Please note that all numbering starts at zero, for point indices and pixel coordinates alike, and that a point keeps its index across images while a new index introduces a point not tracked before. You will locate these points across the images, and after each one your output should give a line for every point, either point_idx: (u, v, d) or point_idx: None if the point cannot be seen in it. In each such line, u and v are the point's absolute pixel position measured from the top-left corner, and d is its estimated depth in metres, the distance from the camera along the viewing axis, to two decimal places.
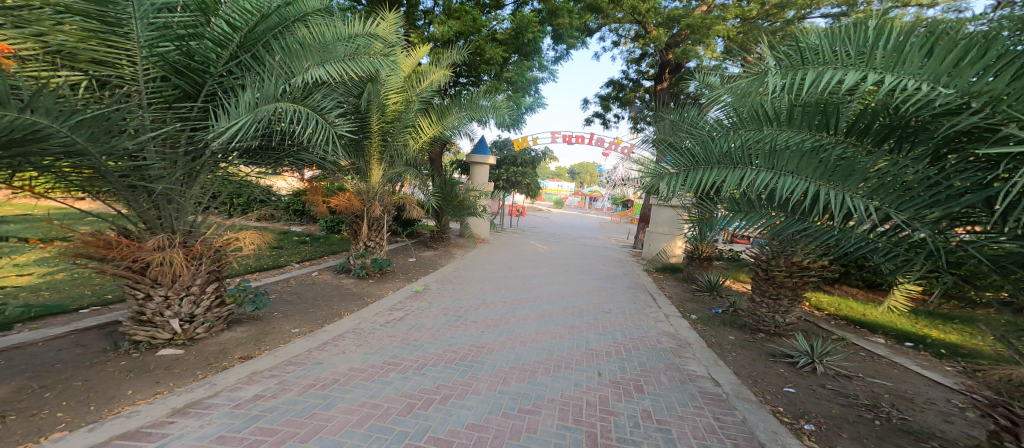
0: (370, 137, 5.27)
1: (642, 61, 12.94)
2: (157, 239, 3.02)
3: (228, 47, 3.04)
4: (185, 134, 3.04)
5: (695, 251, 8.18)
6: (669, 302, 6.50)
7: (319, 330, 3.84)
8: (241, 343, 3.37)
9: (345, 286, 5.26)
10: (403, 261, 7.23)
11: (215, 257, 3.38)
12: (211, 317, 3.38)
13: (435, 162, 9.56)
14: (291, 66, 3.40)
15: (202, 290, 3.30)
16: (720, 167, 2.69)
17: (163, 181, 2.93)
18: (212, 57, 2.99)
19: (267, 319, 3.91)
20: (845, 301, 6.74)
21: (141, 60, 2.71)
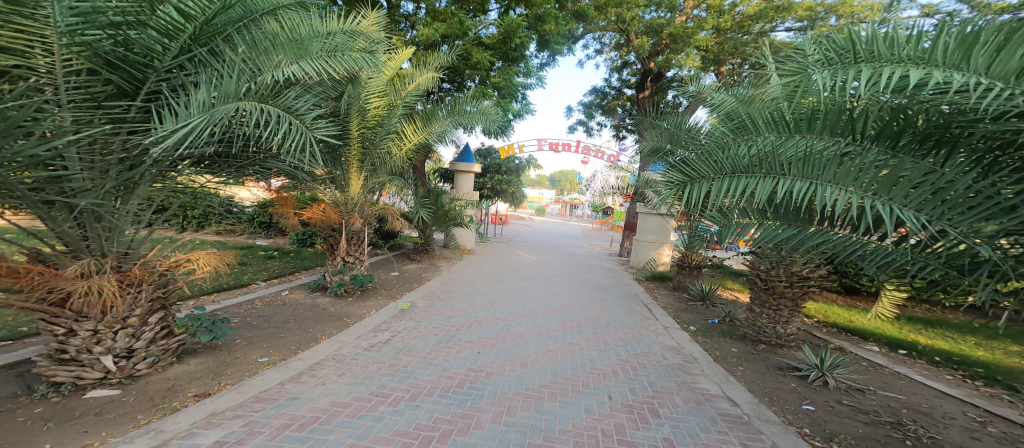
0: (349, 143, 4.83)
1: (624, 69, 13.03)
2: (80, 264, 2.52)
3: (177, 39, 2.57)
4: (122, 140, 2.51)
5: (685, 259, 8.10)
6: (665, 313, 6.30)
7: (292, 359, 3.31)
8: (196, 377, 2.85)
9: (321, 306, 4.76)
10: (384, 276, 6.73)
11: (158, 282, 2.85)
12: (156, 350, 2.84)
13: (417, 171, 9.13)
14: (258, 62, 2.94)
15: (143, 322, 2.76)
16: (748, 176, 2.45)
17: (91, 195, 2.42)
18: (156, 49, 2.55)
19: (227, 348, 3.39)
20: (829, 307, 6.56)
21: (61, 50, 2.21)
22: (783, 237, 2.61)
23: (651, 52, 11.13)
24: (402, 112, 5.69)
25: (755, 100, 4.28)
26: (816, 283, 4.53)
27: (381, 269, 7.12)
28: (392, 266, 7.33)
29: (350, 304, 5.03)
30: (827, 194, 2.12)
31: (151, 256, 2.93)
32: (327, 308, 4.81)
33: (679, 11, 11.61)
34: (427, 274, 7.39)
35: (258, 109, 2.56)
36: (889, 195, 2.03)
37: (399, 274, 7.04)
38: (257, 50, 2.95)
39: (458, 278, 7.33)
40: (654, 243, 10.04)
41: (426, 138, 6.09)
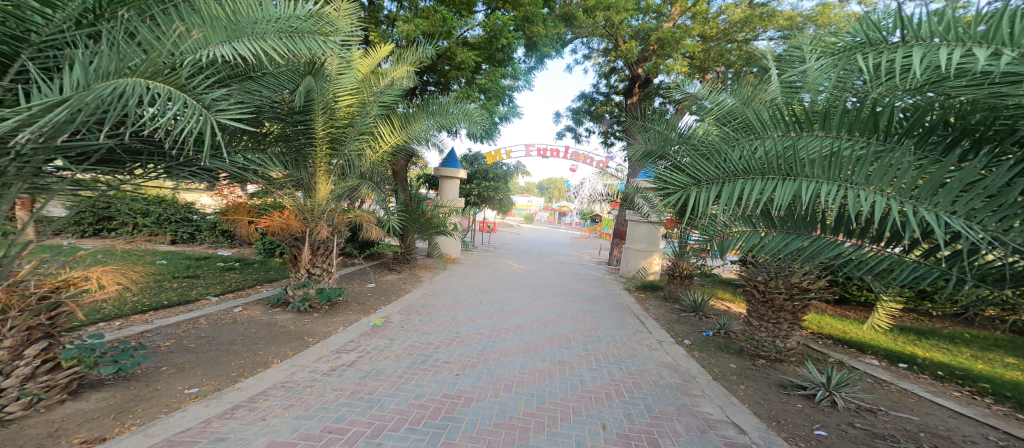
0: (314, 143, 4.38)
1: (612, 75, 12.92)
2: None
3: (64, 8, 2.01)
4: None
5: (676, 269, 7.83)
6: (657, 326, 5.98)
7: (227, 389, 2.82)
8: (93, 418, 2.29)
9: (279, 325, 4.37)
10: (357, 288, 6.24)
11: (42, 307, 2.28)
12: (37, 389, 2.27)
13: (398, 176, 8.70)
14: (183, 37, 2.23)
15: (18, 354, 2.18)
16: (763, 178, 2.07)
17: None
18: (36, 19, 2.00)
19: (149, 377, 2.84)
20: (822, 318, 6.23)
21: None
22: (798, 247, 2.28)
23: (639, 57, 11.02)
24: (376, 111, 5.28)
25: (753, 101, 4.03)
26: (815, 296, 4.16)
27: (354, 281, 6.62)
28: (368, 277, 6.85)
29: (310, 324, 4.53)
30: (856, 198, 1.74)
31: (23, 276, 2.32)
32: (288, 328, 4.35)
33: (667, 17, 11.58)
34: (405, 285, 6.92)
35: (145, 87, 1.75)
36: (931, 201, 1.64)
37: (375, 285, 6.57)
38: (174, 22, 2.26)
39: (440, 289, 6.88)
40: (643, 251, 9.79)
41: (404, 139, 5.68)
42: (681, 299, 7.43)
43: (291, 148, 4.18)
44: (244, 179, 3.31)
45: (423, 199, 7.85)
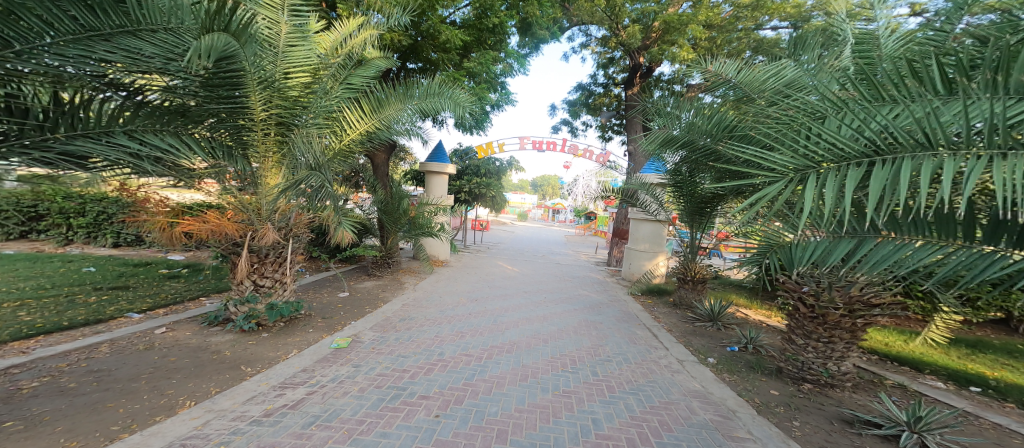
0: (256, 126, 3.58)
1: (611, 65, 12.14)
2: None
3: None
4: None
5: (688, 272, 7.07)
6: (673, 340, 5.22)
7: None
8: None
9: (214, 350, 3.62)
10: (324, 298, 5.39)
11: None
12: None
13: (376, 171, 7.81)
14: None
15: None
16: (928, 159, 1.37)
17: None
18: None
19: None
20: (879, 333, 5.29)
21: None
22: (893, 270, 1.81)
23: (641, 44, 10.25)
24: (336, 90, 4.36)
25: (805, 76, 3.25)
26: (885, 313, 3.29)
27: (323, 290, 5.75)
28: (341, 284, 6.00)
29: (251, 349, 3.69)
30: None
31: None
32: (222, 355, 3.54)
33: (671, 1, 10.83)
34: (383, 294, 6.06)
35: None
36: None
37: (347, 293, 5.73)
38: None
39: (423, 298, 6.04)
40: (648, 251, 9.01)
41: (376, 126, 4.79)
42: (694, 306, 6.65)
43: (224, 132, 3.38)
44: (140, 168, 2.62)
45: (405, 196, 6.99)
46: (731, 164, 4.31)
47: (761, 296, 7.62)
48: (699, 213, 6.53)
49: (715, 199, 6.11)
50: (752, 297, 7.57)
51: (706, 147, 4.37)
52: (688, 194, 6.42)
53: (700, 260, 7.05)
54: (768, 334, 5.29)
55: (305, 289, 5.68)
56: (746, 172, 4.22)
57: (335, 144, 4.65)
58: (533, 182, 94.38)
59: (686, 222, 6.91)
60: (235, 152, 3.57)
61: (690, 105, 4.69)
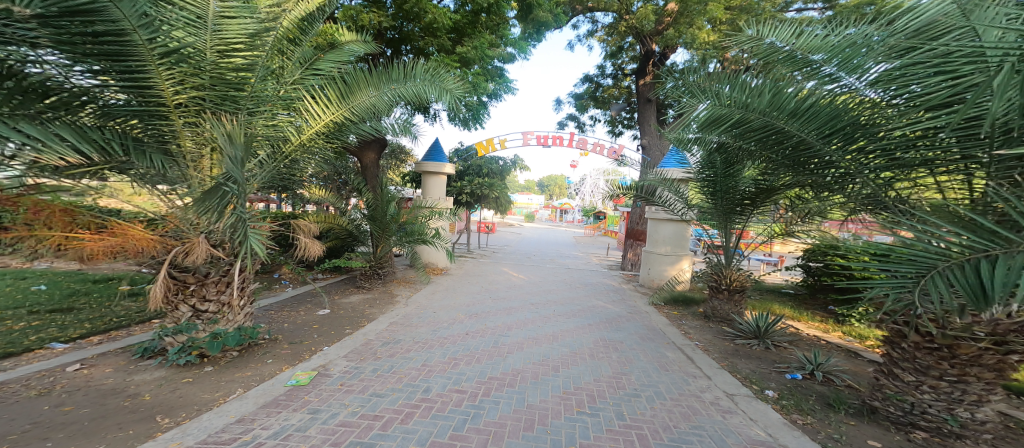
0: (171, 116, 2.85)
1: (620, 54, 11.29)
2: None
3: None
4: None
5: (721, 279, 6.06)
6: (716, 366, 4.31)
7: None
8: None
9: (137, 389, 2.86)
10: (295, 319, 4.60)
11: None
12: None
13: (365, 173, 7.11)
14: None
15: None
16: None
17: None
18: None
19: None
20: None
21: None
22: None
23: (654, 27, 9.30)
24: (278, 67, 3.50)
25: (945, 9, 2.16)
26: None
27: (296, 308, 4.97)
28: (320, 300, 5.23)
29: (178, 392, 2.84)
30: None
31: None
32: (137, 401, 2.70)
33: None
34: (370, 311, 5.27)
35: None
36: None
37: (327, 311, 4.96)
38: None
39: (414, 315, 5.24)
40: (671, 255, 7.83)
41: (348, 115, 3.94)
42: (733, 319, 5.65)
43: (126, 120, 2.75)
44: None
45: (394, 199, 6.22)
46: (786, 147, 3.37)
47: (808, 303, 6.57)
48: (732, 211, 5.52)
49: (753, 193, 5.11)
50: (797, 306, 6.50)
51: (748, 125, 3.43)
52: (719, 189, 5.39)
53: (736, 264, 6.02)
54: (833, 358, 4.36)
55: (276, 308, 4.92)
56: (809, 155, 3.27)
57: (296, 138, 3.81)
58: (543, 185, 93.44)
59: (716, 222, 5.91)
60: (144, 147, 2.85)
61: (730, 78, 3.78)
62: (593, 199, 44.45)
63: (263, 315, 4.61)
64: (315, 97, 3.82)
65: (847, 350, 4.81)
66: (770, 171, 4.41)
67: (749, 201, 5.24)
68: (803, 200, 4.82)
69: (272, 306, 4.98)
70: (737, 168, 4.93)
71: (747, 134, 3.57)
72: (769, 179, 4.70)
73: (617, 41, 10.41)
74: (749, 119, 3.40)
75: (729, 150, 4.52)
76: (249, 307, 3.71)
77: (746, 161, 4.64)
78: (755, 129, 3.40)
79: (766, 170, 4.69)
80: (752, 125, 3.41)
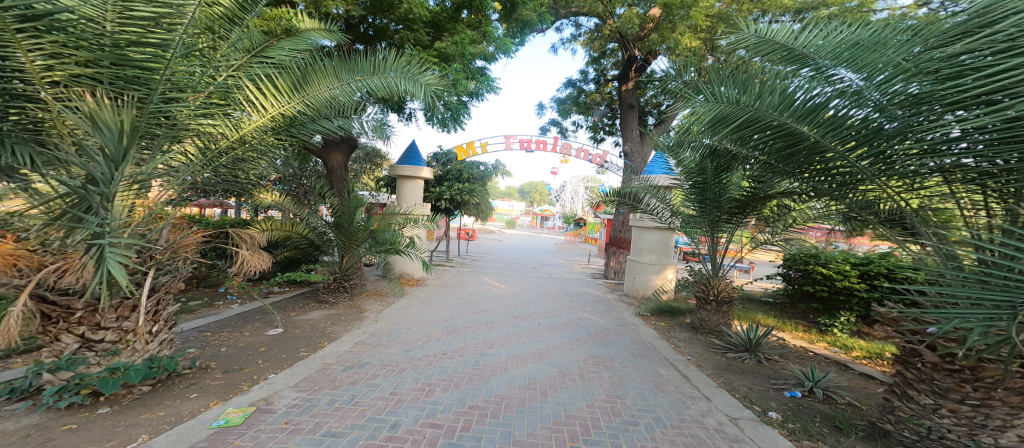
0: (42, 97, 2.24)
1: (602, 60, 11.22)
2: None
3: None
4: None
5: (709, 289, 5.57)
6: (712, 385, 4.00)
7: None
8: None
9: (7, 438, 2.22)
10: (239, 342, 3.96)
11: None
12: None
13: (330, 176, 6.58)
14: None
15: None
16: None
17: None
18: None
19: None
20: None
21: None
22: None
23: (638, 33, 9.21)
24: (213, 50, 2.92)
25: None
26: None
27: (239, 330, 4.31)
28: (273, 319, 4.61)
29: (48, 444, 2.18)
30: None
31: None
32: None
33: None
34: (330, 328, 4.68)
35: None
36: None
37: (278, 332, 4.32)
38: None
39: (382, 334, 4.70)
40: (655, 264, 7.47)
41: (301, 107, 3.46)
42: (722, 330, 5.37)
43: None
44: None
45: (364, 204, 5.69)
46: (788, 150, 3.14)
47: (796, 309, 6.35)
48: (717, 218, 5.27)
49: (739, 199, 4.91)
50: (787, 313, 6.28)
51: (749, 126, 3.17)
52: (704, 195, 5.15)
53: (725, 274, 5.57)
54: (832, 374, 4.13)
55: (216, 330, 4.25)
56: (809, 158, 3.05)
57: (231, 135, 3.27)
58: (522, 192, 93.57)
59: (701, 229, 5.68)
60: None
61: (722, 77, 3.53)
62: (573, 206, 44.65)
63: (197, 339, 3.95)
64: (262, 85, 3.31)
65: (838, 362, 4.53)
66: (762, 175, 4.21)
67: (735, 207, 5.02)
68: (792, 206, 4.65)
69: (209, 327, 4.32)
70: (724, 173, 4.72)
71: (746, 136, 3.31)
72: (758, 184, 4.52)
73: (599, 46, 10.32)
74: (750, 119, 3.13)
75: (719, 154, 4.29)
76: (163, 333, 3.09)
77: (734, 167, 4.43)
78: (756, 130, 3.14)
79: (755, 176, 4.51)
80: (753, 125, 3.15)
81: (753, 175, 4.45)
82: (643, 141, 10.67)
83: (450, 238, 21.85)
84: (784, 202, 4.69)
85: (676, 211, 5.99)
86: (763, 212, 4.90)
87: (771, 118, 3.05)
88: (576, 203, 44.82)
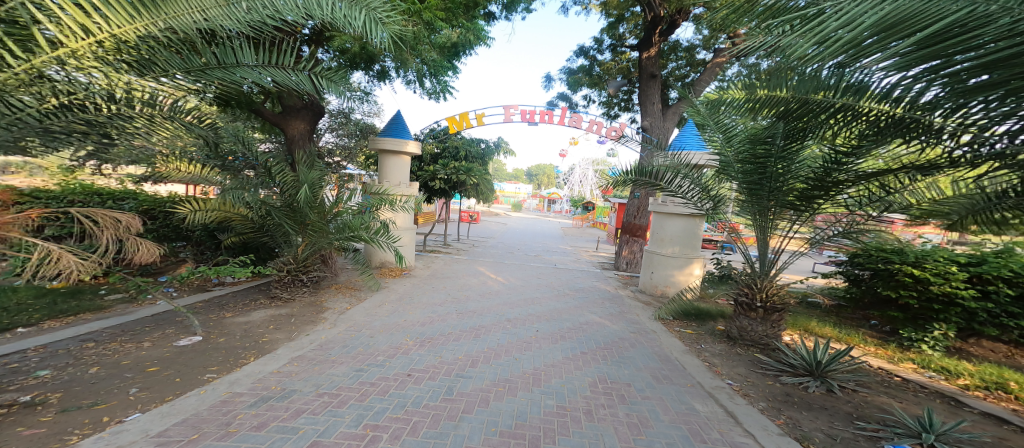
0: None
1: (620, 24, 9.82)
2: None
3: None
4: None
5: (756, 293, 4.11)
6: (770, 423, 2.75)
7: None
8: None
9: None
10: (121, 360, 3.05)
11: None
12: None
13: (290, 147, 5.60)
14: None
15: None
16: None
17: None
18: None
19: None
20: None
21: None
22: None
23: None
24: None
25: None
26: None
27: (133, 340, 3.41)
28: (189, 326, 3.71)
29: None
30: None
31: None
32: None
33: None
34: (262, 344, 3.64)
35: None
36: None
37: (185, 344, 3.44)
38: None
39: (332, 347, 3.71)
40: (679, 257, 6.23)
41: (161, 28, 2.15)
42: (771, 346, 4.06)
43: None
44: None
45: (319, 181, 4.62)
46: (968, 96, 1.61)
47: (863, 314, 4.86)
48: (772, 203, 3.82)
49: (807, 177, 3.50)
50: (850, 314, 4.86)
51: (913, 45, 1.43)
52: (760, 173, 3.68)
53: (775, 273, 4.14)
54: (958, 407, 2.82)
55: (105, 339, 3.37)
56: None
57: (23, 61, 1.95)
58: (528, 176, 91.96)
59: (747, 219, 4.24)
60: None
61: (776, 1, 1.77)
62: (584, 190, 43.13)
63: (64, 355, 3.05)
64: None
65: (939, 392, 3.03)
66: (858, 141, 2.82)
67: (801, 190, 3.57)
68: (886, 193, 3.20)
69: (100, 335, 3.45)
70: (794, 143, 3.31)
71: (879, 71, 1.63)
72: (844, 157, 3.12)
73: (619, 3, 8.87)
74: (929, 30, 1.37)
75: (794, 113, 2.89)
76: None
77: (814, 133, 3.07)
78: (930, 65, 1.45)
79: (840, 145, 3.12)
80: (930, 43, 1.40)
81: (838, 142, 3.06)
82: (666, 114, 9.34)
83: (456, 221, 20.98)
84: (873, 188, 3.21)
85: (710, 194, 4.50)
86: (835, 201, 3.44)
87: (963, 25, 1.33)
88: (586, 187, 43.29)
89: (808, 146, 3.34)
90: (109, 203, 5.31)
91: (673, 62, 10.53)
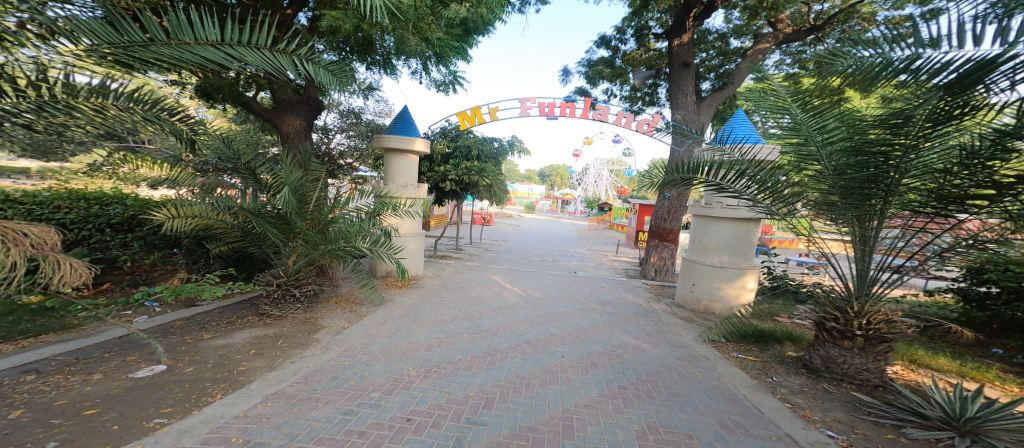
0: None
1: (645, 12, 9.05)
2: None
3: None
4: None
5: (846, 315, 3.32)
6: None
7: None
8: None
9: None
10: (56, 400, 2.45)
11: None
12: None
13: (286, 146, 5.07)
14: None
15: None
16: None
17: None
18: None
19: None
20: None
21: None
22: None
23: None
24: None
25: None
26: None
27: (83, 372, 2.83)
28: (154, 352, 3.14)
29: None
30: None
31: None
32: None
33: None
34: (237, 374, 3.01)
35: None
36: None
37: (143, 375, 2.84)
38: None
39: (318, 379, 3.06)
40: (728, 268, 5.39)
41: None
42: (871, 382, 3.24)
43: None
44: None
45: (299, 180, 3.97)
46: None
47: (971, 339, 3.95)
48: (885, 205, 3.02)
49: (944, 171, 2.71)
50: (953, 340, 3.97)
51: None
52: (874, 167, 2.89)
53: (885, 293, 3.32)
54: None
55: (51, 371, 2.81)
56: None
57: None
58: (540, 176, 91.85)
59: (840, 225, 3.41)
60: None
61: None
62: (598, 190, 41.89)
63: None
64: None
65: None
66: None
67: (936, 188, 2.78)
68: None
69: (48, 364, 2.91)
70: (938, 124, 2.53)
71: None
72: (1014, 140, 2.34)
73: None
74: None
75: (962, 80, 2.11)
76: None
77: (979, 108, 2.29)
78: None
79: (1011, 124, 2.34)
80: None
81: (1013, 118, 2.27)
82: (699, 108, 8.52)
83: (467, 223, 20.35)
84: None
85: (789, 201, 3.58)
86: (994, 205, 2.61)
87: None
88: (600, 187, 42.05)
89: (952, 129, 2.57)
90: (95, 208, 4.76)
91: (702, 53, 9.70)
